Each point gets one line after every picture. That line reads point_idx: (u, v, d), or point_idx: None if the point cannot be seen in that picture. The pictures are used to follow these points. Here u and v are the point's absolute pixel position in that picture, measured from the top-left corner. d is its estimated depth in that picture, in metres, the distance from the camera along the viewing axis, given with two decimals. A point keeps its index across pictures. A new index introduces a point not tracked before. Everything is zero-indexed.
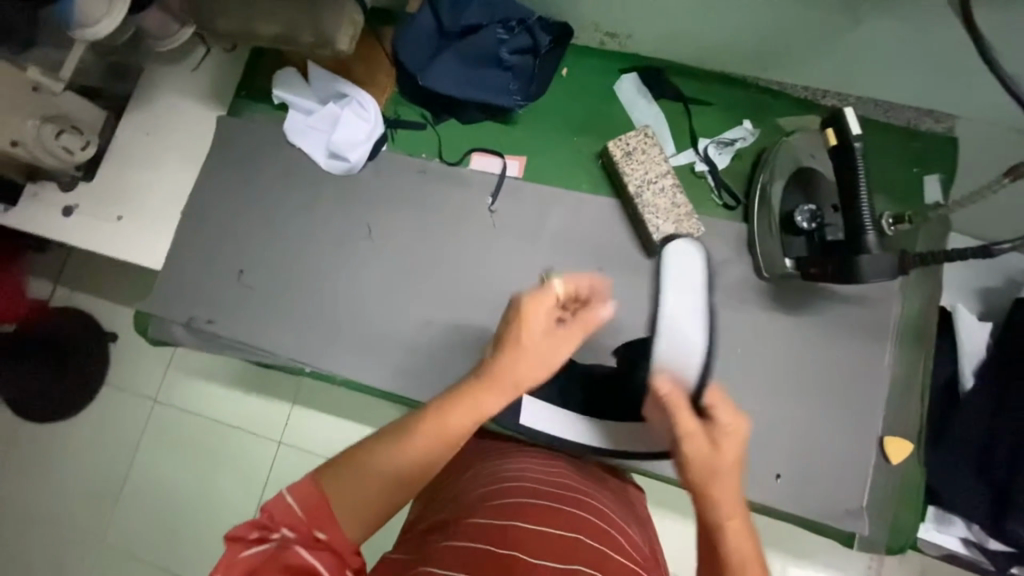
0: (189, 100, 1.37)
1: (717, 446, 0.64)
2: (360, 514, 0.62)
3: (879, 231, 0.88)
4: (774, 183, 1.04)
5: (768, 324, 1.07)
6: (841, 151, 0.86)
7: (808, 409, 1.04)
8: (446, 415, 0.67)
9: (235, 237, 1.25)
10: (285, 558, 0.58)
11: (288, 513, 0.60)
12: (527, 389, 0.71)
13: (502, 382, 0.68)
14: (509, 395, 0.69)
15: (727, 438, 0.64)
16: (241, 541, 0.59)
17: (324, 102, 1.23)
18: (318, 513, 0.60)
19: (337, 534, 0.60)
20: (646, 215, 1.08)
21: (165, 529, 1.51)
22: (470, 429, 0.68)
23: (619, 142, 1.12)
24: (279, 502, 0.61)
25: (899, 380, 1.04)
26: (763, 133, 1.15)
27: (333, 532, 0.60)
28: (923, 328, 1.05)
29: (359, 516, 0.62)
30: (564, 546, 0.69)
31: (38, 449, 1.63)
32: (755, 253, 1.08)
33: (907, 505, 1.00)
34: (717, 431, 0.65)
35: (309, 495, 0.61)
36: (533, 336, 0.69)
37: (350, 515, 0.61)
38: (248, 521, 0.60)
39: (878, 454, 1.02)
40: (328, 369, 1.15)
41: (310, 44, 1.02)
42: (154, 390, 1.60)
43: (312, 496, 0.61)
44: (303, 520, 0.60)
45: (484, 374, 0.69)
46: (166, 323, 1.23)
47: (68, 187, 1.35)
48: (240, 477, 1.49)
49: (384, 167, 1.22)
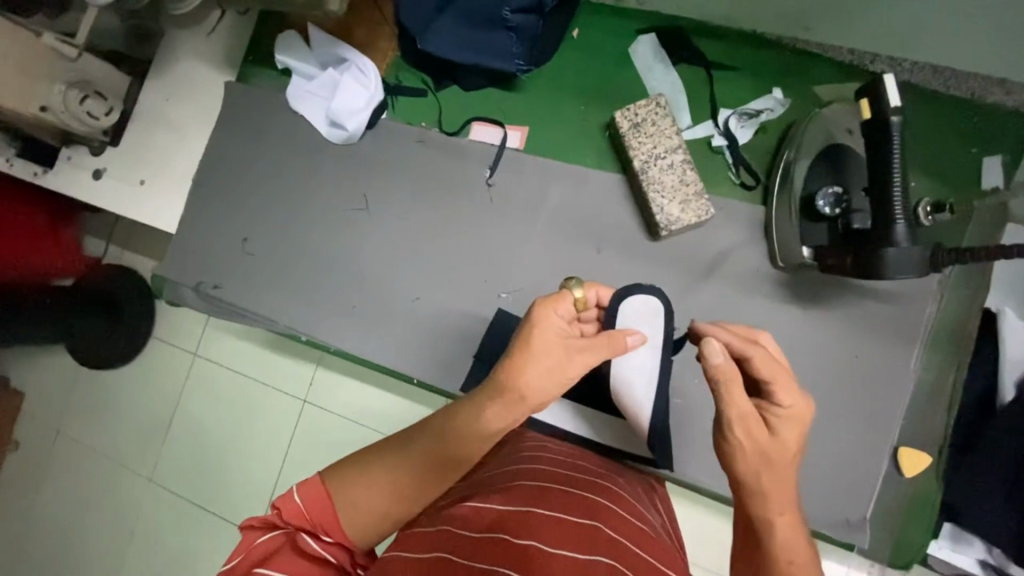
0: (205, 64, 1.36)
1: (777, 429, 0.62)
2: (366, 515, 0.69)
3: (913, 221, 0.77)
4: (799, 162, 0.93)
5: (780, 318, 0.98)
6: (878, 125, 0.75)
7: (816, 412, 0.96)
8: (450, 426, 0.70)
9: (242, 204, 1.27)
10: (292, 547, 0.68)
11: (295, 511, 0.69)
12: (537, 402, 0.69)
13: (508, 397, 0.68)
14: (516, 409, 0.69)
15: (787, 420, 0.63)
16: (255, 530, 0.69)
17: (325, 67, 1.20)
18: (320, 514, 0.68)
19: (342, 529, 0.68)
20: (651, 193, 0.99)
21: (189, 477, 1.63)
22: (476, 440, 0.70)
23: (627, 112, 1.03)
24: (289, 501, 0.69)
25: (921, 386, 0.95)
26: (794, 104, 1.02)
27: (339, 533, 0.68)
28: (958, 331, 0.94)
29: (365, 516, 0.69)
30: (578, 535, 0.62)
31: (81, 396, 1.77)
32: (770, 239, 0.98)
33: (917, 521, 0.92)
34: (778, 412, 0.63)
35: (317, 495, 0.69)
36: (541, 352, 0.68)
37: (355, 515, 0.69)
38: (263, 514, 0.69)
39: (890, 463, 0.94)
40: (325, 339, 1.17)
41: (301, 5, 0.99)
42: (194, 345, 1.68)
43: (320, 497, 0.69)
44: (307, 516, 0.68)
45: (489, 389, 0.69)
46: (179, 286, 1.29)
47: (98, 152, 1.37)
48: (269, 430, 1.56)
49: (383, 136, 1.19)
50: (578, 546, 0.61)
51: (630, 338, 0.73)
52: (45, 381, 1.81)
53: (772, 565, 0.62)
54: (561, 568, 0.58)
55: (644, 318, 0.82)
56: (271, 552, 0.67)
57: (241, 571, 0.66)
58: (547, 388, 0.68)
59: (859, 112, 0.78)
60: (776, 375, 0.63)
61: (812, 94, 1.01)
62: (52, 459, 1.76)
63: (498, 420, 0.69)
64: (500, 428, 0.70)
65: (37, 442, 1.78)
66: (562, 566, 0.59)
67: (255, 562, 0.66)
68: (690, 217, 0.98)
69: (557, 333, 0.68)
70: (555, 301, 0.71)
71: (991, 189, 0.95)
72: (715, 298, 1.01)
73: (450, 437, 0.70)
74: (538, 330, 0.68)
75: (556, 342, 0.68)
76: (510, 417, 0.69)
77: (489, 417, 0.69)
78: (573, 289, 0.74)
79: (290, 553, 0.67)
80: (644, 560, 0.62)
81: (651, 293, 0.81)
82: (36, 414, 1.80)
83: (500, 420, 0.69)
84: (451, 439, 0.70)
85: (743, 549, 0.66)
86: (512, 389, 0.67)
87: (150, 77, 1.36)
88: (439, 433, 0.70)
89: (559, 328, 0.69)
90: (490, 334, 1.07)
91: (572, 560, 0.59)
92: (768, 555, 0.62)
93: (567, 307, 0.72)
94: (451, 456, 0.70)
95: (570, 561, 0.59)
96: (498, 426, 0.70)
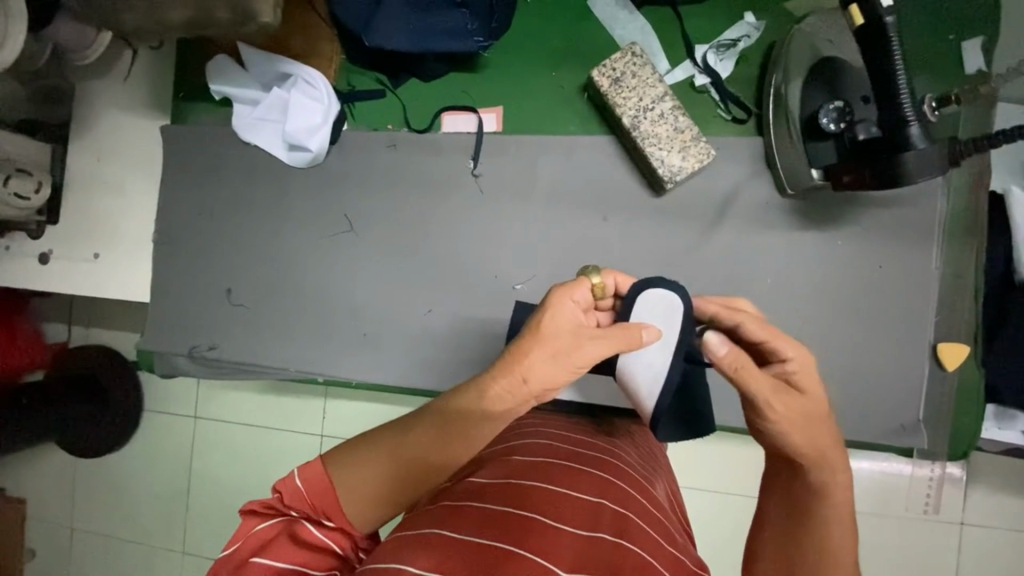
0: (131, 114, 1.22)
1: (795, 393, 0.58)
2: (362, 503, 0.58)
3: (923, 120, 0.75)
4: (791, 82, 0.91)
5: (799, 246, 0.97)
6: (872, 28, 0.71)
7: (853, 330, 0.96)
8: (450, 410, 0.61)
9: (217, 256, 1.18)
10: (292, 537, 0.58)
11: (297, 495, 0.58)
12: (540, 386, 0.62)
13: (511, 377, 0.61)
14: (518, 392, 0.61)
15: (801, 378, 0.58)
16: (254, 516, 0.60)
17: (269, 88, 1.10)
18: (324, 500, 0.58)
19: (344, 521, 0.58)
20: (647, 147, 0.95)
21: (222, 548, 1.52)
22: (476, 427, 0.61)
23: (603, 69, 0.97)
24: (289, 483, 0.59)
25: (948, 281, 0.94)
26: (769, 26, 1.00)
27: (342, 520, 0.58)
28: (970, 219, 0.93)
29: (362, 504, 0.58)
30: (585, 511, 0.60)
31: (90, 493, 1.65)
32: (774, 169, 0.96)
33: (969, 410, 0.94)
34: (791, 374, 0.58)
35: (318, 477, 0.59)
36: (553, 332, 0.61)
37: (353, 505, 0.58)
38: (261, 497, 0.60)
39: (932, 363, 0.95)
40: (341, 375, 1.11)
41: (228, 21, 0.89)
42: (192, 407, 1.57)
43: (321, 479, 0.59)
44: (311, 504, 0.58)
45: (493, 368, 0.63)
46: (170, 356, 1.20)
47: (37, 235, 1.22)
48: None
49: (350, 149, 1.10)
50: (586, 523, 0.59)
51: (643, 331, 0.67)
52: (46, 486, 1.68)
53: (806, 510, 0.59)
54: (566, 546, 0.56)
55: (664, 312, 0.70)
56: (271, 540, 0.58)
57: (235, 561, 0.57)
58: (552, 375, 0.61)
59: (849, 20, 0.74)
60: (771, 333, 0.60)
61: (783, 13, 1.00)
62: (75, 564, 1.65)
63: (506, 410, 0.61)
64: (502, 415, 0.62)
65: (54, 550, 1.66)
66: (569, 545, 0.56)
67: (246, 554, 0.58)
68: (692, 164, 0.95)
69: (569, 319, 0.62)
70: (572, 286, 0.65)
71: (975, 73, 0.90)
72: (732, 240, 0.98)
73: (456, 422, 0.61)
74: (552, 312, 0.62)
75: (566, 327, 0.62)
76: (511, 402, 0.61)
77: (499, 405, 0.61)
78: (590, 277, 0.69)
79: (288, 542, 0.58)
80: (654, 540, 0.60)
81: (671, 289, 0.69)
82: (43, 522, 1.67)
83: (502, 403, 0.61)
84: (456, 425, 0.61)
85: (780, 503, 0.62)
86: (516, 373, 0.61)
87: (74, 139, 1.22)
88: (442, 417, 0.61)
89: (572, 313, 0.63)
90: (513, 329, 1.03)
91: (578, 537, 0.57)
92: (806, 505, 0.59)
93: (582, 295, 0.66)
94: (456, 444, 0.60)
95: (575, 539, 0.57)
96: (501, 415, 0.62)
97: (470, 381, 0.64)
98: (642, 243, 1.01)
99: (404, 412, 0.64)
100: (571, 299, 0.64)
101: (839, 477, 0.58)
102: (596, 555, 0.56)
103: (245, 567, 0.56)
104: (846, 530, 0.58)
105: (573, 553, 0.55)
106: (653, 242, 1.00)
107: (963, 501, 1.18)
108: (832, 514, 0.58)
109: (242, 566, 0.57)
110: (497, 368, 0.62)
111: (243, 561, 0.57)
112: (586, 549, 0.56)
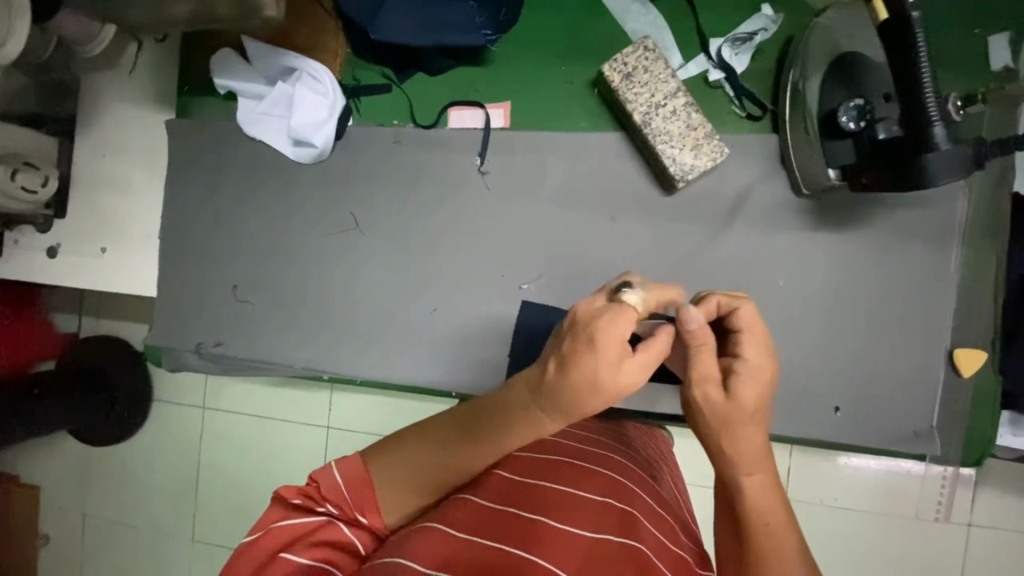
0: (136, 107, 1.21)
1: (736, 390, 0.56)
2: (395, 498, 0.60)
3: (948, 119, 0.73)
4: (809, 79, 0.88)
5: (813, 246, 0.95)
6: (898, 23, 0.68)
7: (865, 334, 0.94)
8: (481, 430, 0.59)
9: (223, 250, 1.17)
10: (322, 533, 0.57)
11: (335, 488, 0.58)
12: (582, 415, 0.56)
13: (548, 405, 0.56)
14: (555, 418, 0.57)
15: (746, 378, 0.56)
16: (281, 508, 0.58)
17: (273, 82, 1.09)
18: (363, 496, 0.58)
19: (375, 517, 0.59)
20: (659, 145, 0.92)
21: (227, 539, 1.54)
22: (507, 445, 0.59)
23: (614, 63, 0.95)
24: (327, 475, 0.59)
25: (967, 285, 0.91)
26: (787, 19, 0.97)
27: (374, 516, 0.59)
28: (991, 221, 0.90)
29: (394, 501, 0.60)
30: (590, 511, 0.59)
31: (101, 483, 1.67)
32: (789, 168, 0.93)
33: (984, 416, 0.92)
34: (739, 369, 0.56)
35: (357, 471, 0.60)
36: (592, 370, 0.52)
37: (388, 500, 0.59)
38: (294, 487, 0.58)
39: (947, 367, 0.92)
40: (347, 372, 1.10)
41: (232, 14, 0.87)
42: (200, 400, 1.58)
43: (358, 472, 0.60)
44: (347, 499, 0.58)
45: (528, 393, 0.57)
46: (177, 351, 1.20)
47: (45, 228, 1.23)
48: (302, 464, 1.48)
49: (355, 144, 1.09)
50: (593, 525, 0.57)
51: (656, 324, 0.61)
52: (58, 476, 1.70)
53: (747, 524, 0.56)
54: (568, 548, 0.54)
55: None
56: (302, 535, 0.56)
57: (260, 554, 0.55)
58: (593, 405, 0.54)
59: (871, 15, 0.70)
60: (750, 332, 0.58)
61: (802, 4, 0.96)
62: (87, 551, 1.68)
63: (535, 424, 0.58)
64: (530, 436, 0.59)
65: (66, 538, 1.69)
66: (574, 547, 0.55)
67: (273, 549, 0.55)
68: (704, 162, 0.93)
69: (602, 359, 0.52)
70: (615, 316, 0.53)
71: (1002, 69, 0.87)
72: (744, 239, 0.96)
73: (480, 436, 0.60)
74: (583, 353, 0.52)
75: (602, 362, 0.52)
76: (544, 426, 0.58)
77: (529, 420, 0.58)
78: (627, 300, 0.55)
79: (317, 538, 0.56)
80: (664, 543, 0.59)
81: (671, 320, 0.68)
82: (55, 511, 1.70)
83: (537, 426, 0.58)
84: (486, 443, 0.59)
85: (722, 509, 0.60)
86: (557, 403, 0.55)
87: (80, 134, 1.22)
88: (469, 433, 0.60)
89: (605, 350, 0.52)
90: (519, 329, 1.02)
91: (582, 538, 0.56)
92: (746, 518, 0.56)
93: (612, 320, 0.53)
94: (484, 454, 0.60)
95: (581, 541, 0.55)
96: (531, 434, 0.59)
97: (496, 403, 0.59)
98: (651, 241, 0.99)
99: (429, 420, 0.63)
100: (603, 334, 0.52)
101: (767, 481, 0.57)
102: (600, 559, 0.54)
103: (271, 563, 0.54)
104: (789, 544, 0.55)
105: (578, 554, 0.54)
106: (662, 241, 0.99)
107: (972, 504, 1.16)
108: (774, 535, 0.56)
109: (268, 562, 0.55)
110: (523, 377, 0.58)
111: (269, 558, 0.55)
112: (589, 553, 0.54)
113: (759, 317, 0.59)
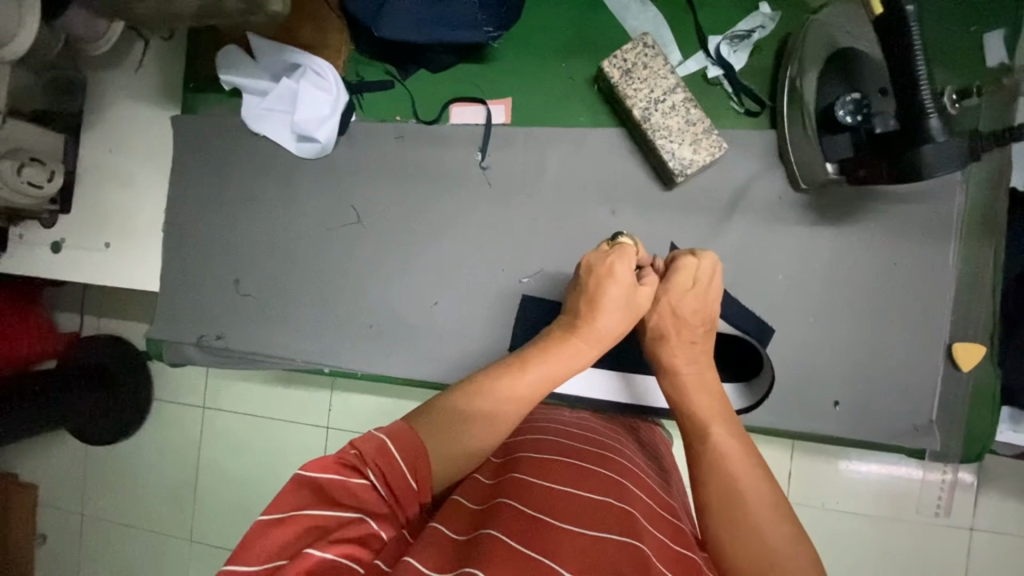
0: (142, 104, 1.23)
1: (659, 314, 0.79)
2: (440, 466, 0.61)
3: (943, 111, 0.73)
4: (806, 75, 0.89)
5: (810, 242, 0.95)
6: (891, 19, 0.69)
7: (863, 330, 0.95)
8: (521, 372, 0.69)
9: (225, 246, 1.18)
10: (353, 528, 0.52)
11: (383, 457, 0.56)
12: (608, 339, 0.75)
13: (582, 334, 0.74)
14: (587, 346, 0.74)
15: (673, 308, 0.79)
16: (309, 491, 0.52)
17: (277, 78, 1.11)
18: (416, 462, 0.58)
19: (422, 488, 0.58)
20: (658, 140, 0.93)
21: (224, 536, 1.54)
22: (547, 383, 0.70)
23: (614, 59, 0.96)
24: (372, 442, 0.56)
25: (965, 280, 0.92)
26: (784, 17, 0.98)
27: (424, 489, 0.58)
28: (988, 216, 0.91)
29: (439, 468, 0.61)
30: (590, 511, 0.58)
31: (100, 481, 1.67)
32: (787, 163, 0.94)
33: (985, 412, 0.91)
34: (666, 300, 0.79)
35: (404, 437, 0.59)
36: (612, 295, 0.75)
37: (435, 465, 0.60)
38: (335, 458, 0.54)
39: (946, 361, 0.93)
40: (346, 367, 1.10)
41: (238, 9, 0.89)
42: (200, 398, 1.59)
43: (408, 437, 0.59)
44: (395, 470, 0.56)
45: (564, 327, 0.76)
46: (178, 345, 1.20)
47: (51, 224, 1.24)
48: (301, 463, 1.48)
49: (357, 140, 1.10)
50: (595, 524, 0.56)
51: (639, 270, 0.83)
52: (58, 473, 1.70)
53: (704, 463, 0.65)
54: (568, 547, 0.53)
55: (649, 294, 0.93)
56: (326, 529, 0.50)
57: (283, 540, 0.49)
58: (615, 326, 0.75)
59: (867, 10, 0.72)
60: (680, 273, 0.79)
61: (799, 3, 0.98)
62: (85, 549, 1.67)
63: (571, 356, 0.72)
64: (566, 371, 0.72)
65: (63, 536, 1.69)
66: (574, 547, 0.54)
67: (296, 540, 0.49)
68: (703, 157, 0.93)
69: (620, 287, 0.75)
70: (621, 255, 0.78)
71: (997, 65, 0.88)
72: (743, 234, 0.97)
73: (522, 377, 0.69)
74: (605, 283, 0.76)
75: (618, 288, 0.75)
76: (580, 357, 0.73)
77: (563, 352, 0.72)
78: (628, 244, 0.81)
79: (348, 532, 0.51)
80: (665, 544, 0.58)
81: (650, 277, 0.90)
82: (53, 509, 1.70)
83: (572, 359, 0.72)
84: (527, 388, 0.68)
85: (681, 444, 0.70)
86: (585, 328, 0.74)
87: (85, 130, 1.23)
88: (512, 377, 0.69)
89: (620, 282, 0.76)
90: (519, 323, 1.03)
91: (581, 536, 0.55)
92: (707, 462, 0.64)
93: (623, 259, 0.77)
94: (507, 407, 0.66)
95: (580, 541, 0.54)
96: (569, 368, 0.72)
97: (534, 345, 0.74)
98: (651, 237, 1.00)
99: (468, 378, 0.69)
100: (620, 269, 0.76)
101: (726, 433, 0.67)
102: (604, 556, 0.53)
103: (297, 556, 0.48)
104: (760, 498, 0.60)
105: (580, 552, 0.53)
106: (661, 237, 0.99)
107: (974, 507, 1.15)
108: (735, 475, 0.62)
109: (292, 554, 0.48)
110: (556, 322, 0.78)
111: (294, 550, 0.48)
112: (590, 549, 0.53)
113: (700, 268, 0.80)
